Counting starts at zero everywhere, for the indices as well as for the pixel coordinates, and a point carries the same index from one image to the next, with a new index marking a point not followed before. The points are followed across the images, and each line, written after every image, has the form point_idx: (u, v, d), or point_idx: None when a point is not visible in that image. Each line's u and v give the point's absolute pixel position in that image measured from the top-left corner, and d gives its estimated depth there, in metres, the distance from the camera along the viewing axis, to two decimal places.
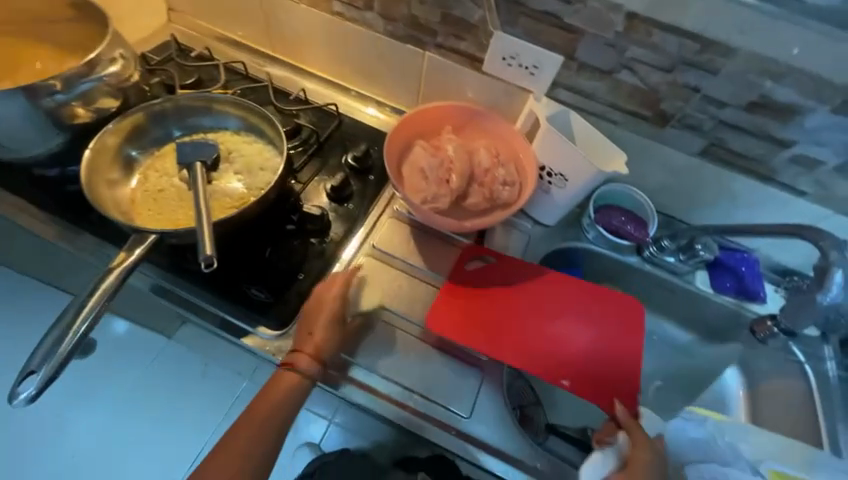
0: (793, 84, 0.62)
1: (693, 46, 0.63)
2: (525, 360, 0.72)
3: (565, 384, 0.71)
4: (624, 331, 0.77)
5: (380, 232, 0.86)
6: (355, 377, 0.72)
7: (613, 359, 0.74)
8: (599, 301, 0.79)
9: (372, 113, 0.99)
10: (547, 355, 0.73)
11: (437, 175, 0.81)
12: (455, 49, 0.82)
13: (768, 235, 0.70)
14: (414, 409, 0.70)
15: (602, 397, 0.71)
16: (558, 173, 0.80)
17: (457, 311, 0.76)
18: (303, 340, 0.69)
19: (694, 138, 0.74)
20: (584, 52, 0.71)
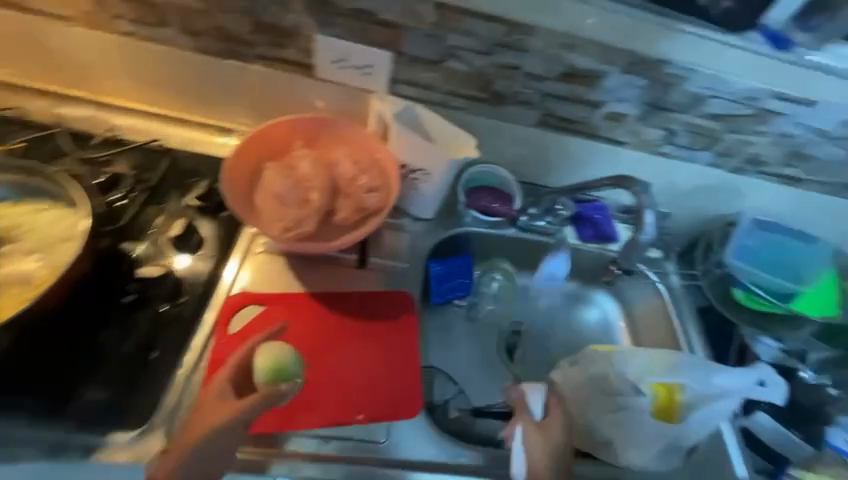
0: (589, 53, 0.67)
1: (501, 29, 0.65)
2: (322, 407, 0.69)
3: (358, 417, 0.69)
4: (377, 353, 0.75)
5: (248, 274, 0.77)
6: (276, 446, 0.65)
7: (380, 381, 0.72)
8: (366, 322, 0.77)
9: (209, 140, 0.84)
10: (333, 397, 0.70)
11: (296, 197, 0.75)
12: (279, 58, 0.74)
13: (602, 187, 0.80)
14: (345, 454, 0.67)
15: (398, 412, 0.70)
16: (419, 168, 0.79)
17: None
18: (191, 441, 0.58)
19: (528, 112, 0.79)
20: (408, 46, 0.69)
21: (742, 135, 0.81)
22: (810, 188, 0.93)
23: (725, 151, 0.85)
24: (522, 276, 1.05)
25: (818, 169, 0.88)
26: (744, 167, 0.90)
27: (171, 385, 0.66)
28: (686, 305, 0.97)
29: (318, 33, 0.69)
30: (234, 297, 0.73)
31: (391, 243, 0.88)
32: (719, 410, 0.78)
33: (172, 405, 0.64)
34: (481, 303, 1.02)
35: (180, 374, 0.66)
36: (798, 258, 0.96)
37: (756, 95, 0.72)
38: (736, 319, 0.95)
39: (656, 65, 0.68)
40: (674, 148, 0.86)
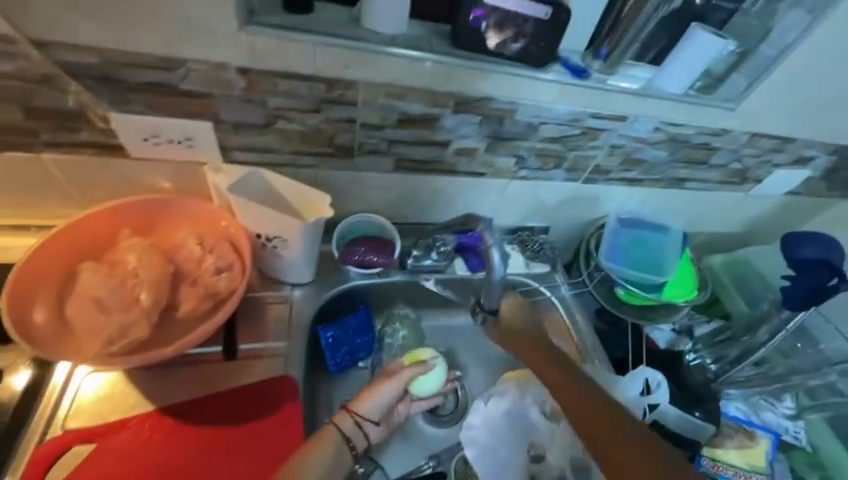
0: (417, 99, 0.68)
1: (320, 87, 0.62)
2: None
3: None
4: (273, 445, 0.66)
5: (71, 410, 0.65)
6: None
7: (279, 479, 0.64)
8: (255, 415, 0.68)
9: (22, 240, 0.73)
10: None
11: (119, 299, 0.62)
12: (75, 142, 0.64)
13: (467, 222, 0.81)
14: None
15: None
16: (275, 236, 0.72)
17: None
18: None
19: (381, 159, 0.78)
20: (227, 113, 0.63)
21: (581, 151, 0.88)
22: (652, 184, 1.04)
23: (573, 166, 0.92)
24: (423, 318, 1.03)
25: (652, 169, 0.99)
26: (594, 177, 0.98)
27: None
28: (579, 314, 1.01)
29: (113, 111, 0.59)
30: (47, 444, 0.60)
31: (266, 320, 0.79)
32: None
33: None
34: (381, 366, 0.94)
35: None
36: (661, 247, 1.07)
37: (578, 116, 0.79)
38: (625, 316, 1.02)
39: (482, 103, 0.71)
40: (529, 171, 0.91)
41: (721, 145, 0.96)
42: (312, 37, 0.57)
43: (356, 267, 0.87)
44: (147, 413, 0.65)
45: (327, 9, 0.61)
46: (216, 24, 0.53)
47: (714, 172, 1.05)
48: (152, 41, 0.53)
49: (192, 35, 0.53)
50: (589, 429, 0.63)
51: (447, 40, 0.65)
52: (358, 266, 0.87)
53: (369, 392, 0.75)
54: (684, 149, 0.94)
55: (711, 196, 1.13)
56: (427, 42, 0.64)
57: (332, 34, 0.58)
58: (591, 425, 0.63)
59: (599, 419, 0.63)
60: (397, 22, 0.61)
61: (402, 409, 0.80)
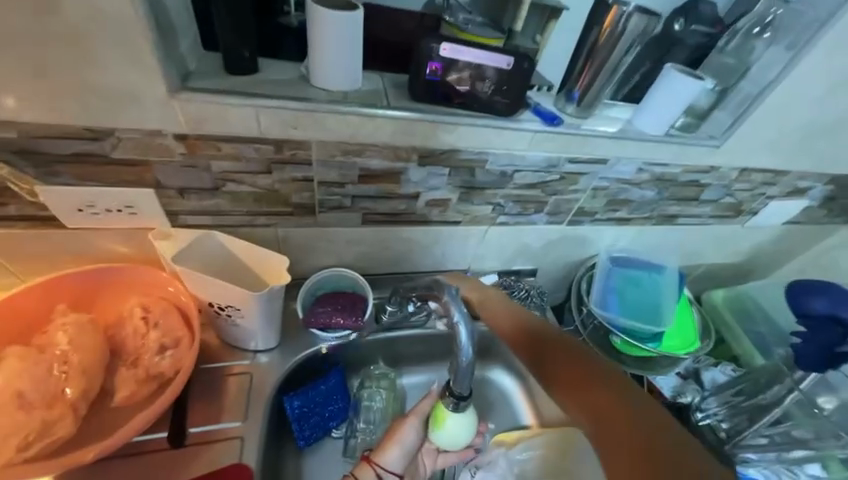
0: (377, 155, 0.63)
1: (269, 148, 0.58)
2: None
3: None
4: None
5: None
6: None
7: None
8: None
9: None
10: None
11: (41, 393, 0.55)
12: (5, 216, 0.59)
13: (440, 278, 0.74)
14: None
15: None
16: (228, 305, 0.66)
17: None
18: None
19: (346, 214, 0.73)
20: (170, 179, 0.59)
21: (562, 195, 0.83)
22: (641, 222, 0.99)
23: (555, 209, 0.87)
24: (403, 376, 0.95)
25: (640, 208, 0.94)
26: (580, 218, 0.92)
27: None
28: None
29: (40, 183, 0.55)
30: None
31: (221, 396, 0.71)
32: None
33: None
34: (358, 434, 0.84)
35: None
36: (657, 289, 1.00)
37: (554, 162, 0.75)
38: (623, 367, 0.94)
39: (449, 155, 0.67)
40: (509, 217, 0.85)
41: (710, 181, 0.91)
42: (253, 100, 0.53)
43: (320, 330, 0.79)
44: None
45: (273, 69, 0.58)
46: (145, 92, 0.49)
47: (705, 207, 0.99)
48: (77, 112, 0.49)
49: (120, 105, 0.50)
50: (555, 372, 0.62)
51: (406, 94, 0.62)
52: (322, 329, 0.79)
53: (394, 438, 0.70)
54: (672, 187, 0.89)
55: (706, 231, 1.08)
56: (382, 97, 0.60)
57: (276, 95, 0.54)
58: (554, 357, 0.64)
59: (570, 353, 0.63)
60: (349, 79, 0.57)
61: (427, 463, 0.74)
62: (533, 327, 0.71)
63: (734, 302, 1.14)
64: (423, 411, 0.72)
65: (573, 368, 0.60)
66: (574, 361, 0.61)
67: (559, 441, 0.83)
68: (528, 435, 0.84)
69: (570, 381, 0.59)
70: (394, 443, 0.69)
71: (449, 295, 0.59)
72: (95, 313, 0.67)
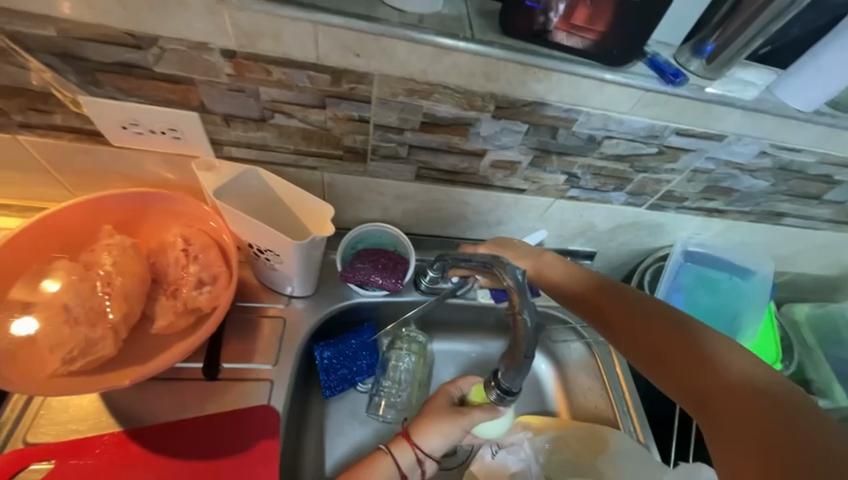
0: (446, 100, 0.53)
1: (325, 78, 0.50)
2: None
3: None
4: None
5: (21, 418, 0.59)
6: None
7: None
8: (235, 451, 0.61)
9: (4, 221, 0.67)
10: None
11: (86, 310, 0.55)
12: (51, 125, 0.56)
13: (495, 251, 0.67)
14: None
15: None
16: (268, 249, 0.62)
17: None
18: None
19: (400, 166, 0.65)
20: (216, 104, 0.53)
21: (652, 173, 0.70)
22: (736, 217, 0.83)
23: (637, 189, 0.74)
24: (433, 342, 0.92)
25: (741, 200, 0.79)
26: (663, 203, 0.79)
27: None
28: (619, 362, 0.84)
29: (82, 94, 0.51)
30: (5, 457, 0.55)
31: (256, 335, 0.70)
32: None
33: None
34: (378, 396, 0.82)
35: None
36: (736, 296, 0.90)
37: (658, 132, 0.61)
38: None
39: (531, 109, 0.56)
40: (582, 191, 0.74)
41: (844, 178, 0.74)
42: (312, 15, 0.44)
43: (357, 285, 0.75)
44: (112, 435, 0.59)
45: None
46: None
47: (823, 209, 0.82)
48: (118, 12, 0.43)
49: (163, 7, 0.43)
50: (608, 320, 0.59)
51: (494, 25, 0.50)
52: (359, 285, 0.75)
53: (435, 425, 0.68)
54: (793, 180, 0.73)
55: (813, 236, 0.90)
56: (465, 27, 0.49)
57: (339, 11, 0.45)
58: (612, 309, 0.58)
59: (624, 306, 0.58)
60: None
61: None
62: (568, 276, 0.65)
63: (821, 322, 0.98)
64: (472, 418, 0.68)
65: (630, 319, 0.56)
66: (634, 313, 0.56)
67: (589, 440, 0.76)
68: (558, 429, 0.78)
69: (638, 330, 0.55)
70: (434, 431, 0.68)
71: (513, 277, 0.51)
72: (138, 237, 0.65)
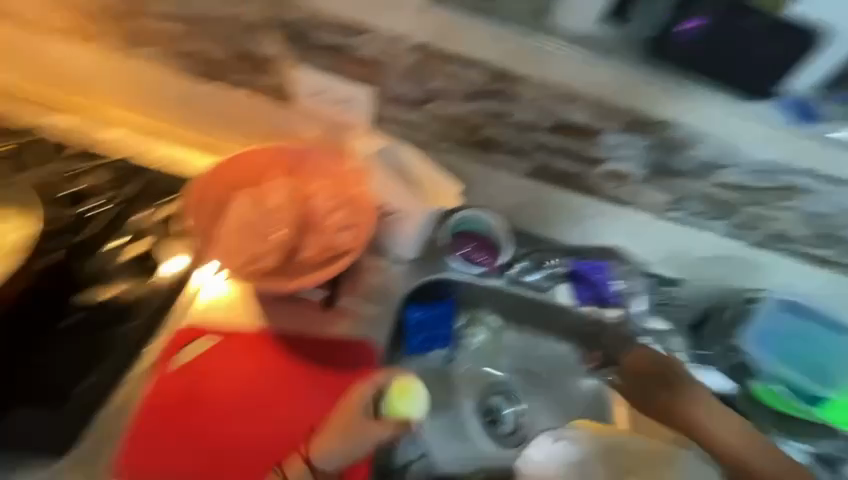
0: (583, 107, 0.62)
1: (485, 75, 0.61)
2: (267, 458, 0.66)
3: None
4: None
5: (203, 304, 0.72)
6: None
7: None
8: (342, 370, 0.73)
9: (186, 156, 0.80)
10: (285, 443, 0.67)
11: (259, 230, 0.71)
12: (260, 86, 0.73)
13: None
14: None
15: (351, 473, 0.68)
16: (396, 210, 0.74)
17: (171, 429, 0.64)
18: None
19: (519, 161, 0.74)
20: (391, 84, 0.66)
21: (763, 207, 0.73)
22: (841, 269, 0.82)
23: (744, 222, 0.77)
24: (507, 332, 0.97)
25: None
26: (765, 242, 0.80)
27: (113, 407, 0.65)
28: (694, 393, 0.84)
29: (299, 64, 0.68)
30: (177, 332, 0.69)
31: (362, 282, 0.81)
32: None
33: (110, 431, 0.64)
34: (456, 364, 0.93)
35: (115, 403, 0.65)
36: (835, 353, 0.85)
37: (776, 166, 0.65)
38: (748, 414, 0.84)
39: (659, 127, 0.62)
40: (686, 214, 0.77)
41: None
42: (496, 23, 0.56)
43: (463, 259, 0.86)
44: (256, 332, 0.73)
45: None
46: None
47: None
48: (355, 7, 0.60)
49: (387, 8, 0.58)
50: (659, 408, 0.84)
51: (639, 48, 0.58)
52: (465, 258, 0.87)
53: (328, 438, 0.60)
54: None
55: None
56: (616, 47, 0.58)
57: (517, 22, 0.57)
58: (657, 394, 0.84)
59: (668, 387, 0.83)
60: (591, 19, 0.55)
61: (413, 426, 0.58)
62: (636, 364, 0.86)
63: None
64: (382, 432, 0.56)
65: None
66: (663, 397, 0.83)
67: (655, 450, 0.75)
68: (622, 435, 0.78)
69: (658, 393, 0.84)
70: (329, 442, 0.59)
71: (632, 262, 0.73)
72: None
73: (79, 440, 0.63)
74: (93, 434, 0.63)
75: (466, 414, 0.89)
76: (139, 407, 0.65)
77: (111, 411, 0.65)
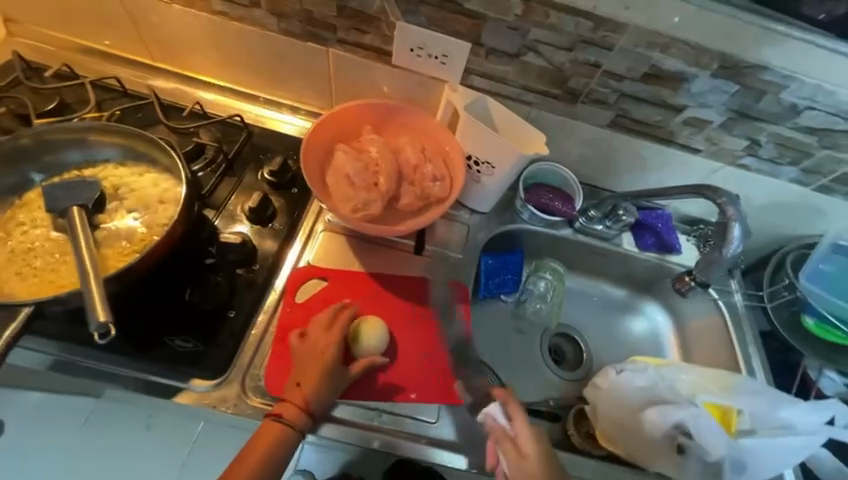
0: (679, 54, 0.66)
1: (588, 25, 0.64)
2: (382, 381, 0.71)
3: (411, 395, 0.71)
4: (450, 331, 0.79)
5: (317, 248, 0.81)
6: (384, 421, 0.69)
7: (445, 363, 0.75)
8: (439, 305, 0.81)
9: (288, 121, 0.91)
10: (395, 368, 0.73)
11: (364, 180, 0.77)
12: (359, 43, 0.78)
13: (680, 197, 0.77)
14: (439, 428, 0.71)
15: (451, 396, 0.73)
16: (485, 161, 0.80)
17: (293, 353, 0.69)
18: (291, 390, 0.62)
19: (602, 111, 0.78)
20: (489, 38, 0.70)
21: (836, 151, 0.77)
22: None
23: (813, 167, 0.81)
24: (570, 279, 1.07)
25: None
26: (832, 186, 0.84)
27: (246, 342, 0.68)
28: (748, 329, 0.93)
29: (401, 20, 0.71)
30: (297, 270, 0.77)
31: (446, 232, 0.89)
32: (796, 443, 0.72)
33: (246, 363, 0.67)
34: (527, 302, 1.02)
35: (253, 335, 0.69)
36: None
37: None
38: (804, 347, 0.91)
39: (751, 72, 0.66)
40: (757, 160, 0.82)
41: None
42: None
43: (539, 209, 0.91)
44: (358, 273, 0.80)
45: None
46: None
47: None
48: None
49: None
50: None
51: None
52: (540, 209, 0.91)
53: (306, 375, 0.63)
54: None
55: None
56: None
57: None
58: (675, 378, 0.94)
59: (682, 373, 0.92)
60: None
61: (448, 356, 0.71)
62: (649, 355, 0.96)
63: None
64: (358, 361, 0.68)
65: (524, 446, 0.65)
66: None
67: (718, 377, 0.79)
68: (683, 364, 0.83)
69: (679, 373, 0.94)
70: (307, 377, 0.63)
71: (727, 197, 0.72)
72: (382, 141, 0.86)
73: (230, 368, 0.66)
74: (241, 363, 0.66)
75: (536, 349, 1.00)
76: (274, 339, 0.69)
77: (246, 348, 0.68)
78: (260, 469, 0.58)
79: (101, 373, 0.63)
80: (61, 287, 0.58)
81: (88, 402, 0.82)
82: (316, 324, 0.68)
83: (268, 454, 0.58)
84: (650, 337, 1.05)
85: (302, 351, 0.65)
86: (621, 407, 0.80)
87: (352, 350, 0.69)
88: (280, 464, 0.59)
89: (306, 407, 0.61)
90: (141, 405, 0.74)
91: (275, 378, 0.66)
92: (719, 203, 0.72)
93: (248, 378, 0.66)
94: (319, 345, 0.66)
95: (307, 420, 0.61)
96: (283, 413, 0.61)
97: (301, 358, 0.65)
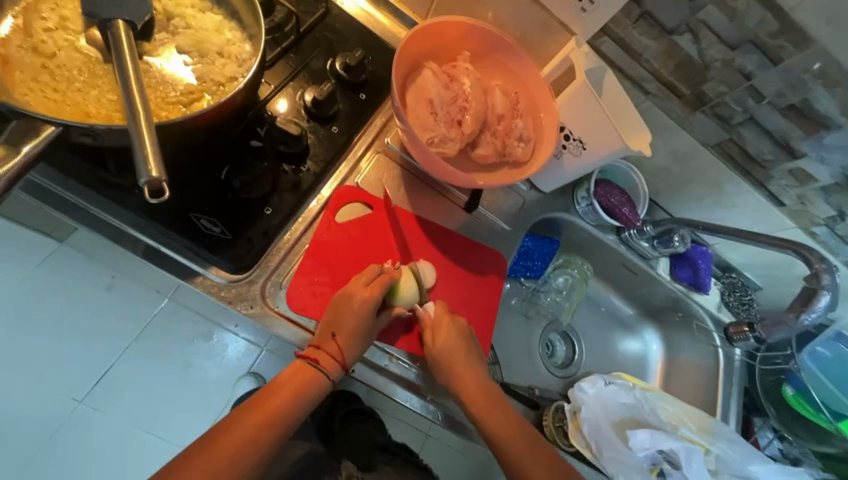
0: (837, 96, 0.64)
1: (769, 27, 0.60)
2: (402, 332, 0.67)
3: (429, 352, 0.68)
4: (483, 298, 0.74)
5: (369, 169, 0.72)
6: (391, 370, 0.67)
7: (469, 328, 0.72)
8: (476, 268, 0.75)
9: (366, 12, 0.78)
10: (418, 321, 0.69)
11: (448, 113, 0.67)
12: None
13: (760, 246, 0.75)
14: (441, 391, 0.70)
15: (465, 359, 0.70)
16: (577, 138, 0.72)
17: (322, 274, 0.64)
18: (325, 338, 0.60)
19: (718, 129, 0.73)
20: (651, 2, 0.64)
21: None
22: None
23: None
24: (592, 284, 1.04)
25: None
26: None
27: (280, 244, 0.64)
28: (735, 381, 0.97)
29: None
30: (338, 189, 0.68)
31: (499, 198, 0.82)
32: None
33: (273, 267, 0.62)
34: (543, 293, 1.01)
35: (286, 238, 0.64)
36: None
37: None
38: (772, 411, 0.97)
39: None
40: (828, 232, 0.81)
41: None
42: None
43: (601, 208, 0.86)
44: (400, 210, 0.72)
45: None
46: None
47: None
48: None
49: None
50: None
51: None
52: (603, 208, 0.86)
53: (342, 329, 0.59)
54: None
55: None
56: None
57: None
58: None
59: None
60: None
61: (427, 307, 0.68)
62: None
63: None
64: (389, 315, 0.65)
65: (473, 355, 0.67)
66: None
67: (699, 416, 0.87)
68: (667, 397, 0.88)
69: None
70: (342, 333, 0.59)
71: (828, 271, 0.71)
72: None
73: (255, 267, 0.61)
74: (266, 266, 0.62)
75: (534, 339, 1.00)
76: (306, 251, 0.64)
77: (275, 250, 0.63)
78: (290, 406, 0.59)
79: (107, 225, 0.55)
80: (90, 118, 0.48)
81: (58, 241, 0.72)
82: (356, 278, 0.63)
83: (301, 396, 0.59)
84: (640, 360, 1.07)
85: (341, 299, 0.61)
86: (601, 412, 0.84)
87: (388, 302, 0.65)
88: (311, 402, 0.60)
89: (340, 360, 0.60)
90: (129, 271, 0.67)
91: (298, 295, 0.62)
92: (816, 268, 0.72)
93: (271, 284, 0.62)
94: (358, 299, 0.61)
95: (340, 371, 0.61)
96: (318, 360, 0.60)
97: (335, 308, 0.61)
